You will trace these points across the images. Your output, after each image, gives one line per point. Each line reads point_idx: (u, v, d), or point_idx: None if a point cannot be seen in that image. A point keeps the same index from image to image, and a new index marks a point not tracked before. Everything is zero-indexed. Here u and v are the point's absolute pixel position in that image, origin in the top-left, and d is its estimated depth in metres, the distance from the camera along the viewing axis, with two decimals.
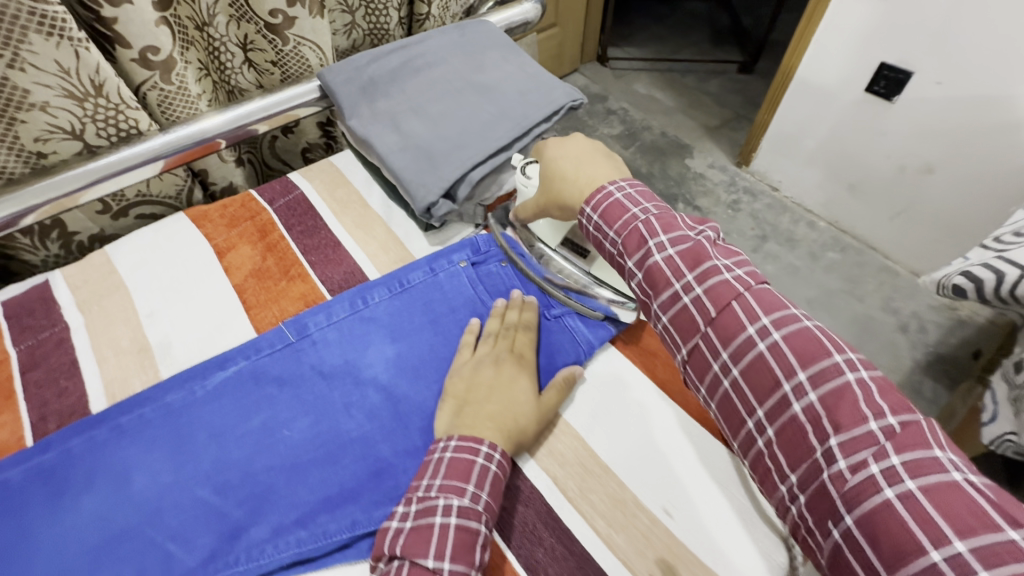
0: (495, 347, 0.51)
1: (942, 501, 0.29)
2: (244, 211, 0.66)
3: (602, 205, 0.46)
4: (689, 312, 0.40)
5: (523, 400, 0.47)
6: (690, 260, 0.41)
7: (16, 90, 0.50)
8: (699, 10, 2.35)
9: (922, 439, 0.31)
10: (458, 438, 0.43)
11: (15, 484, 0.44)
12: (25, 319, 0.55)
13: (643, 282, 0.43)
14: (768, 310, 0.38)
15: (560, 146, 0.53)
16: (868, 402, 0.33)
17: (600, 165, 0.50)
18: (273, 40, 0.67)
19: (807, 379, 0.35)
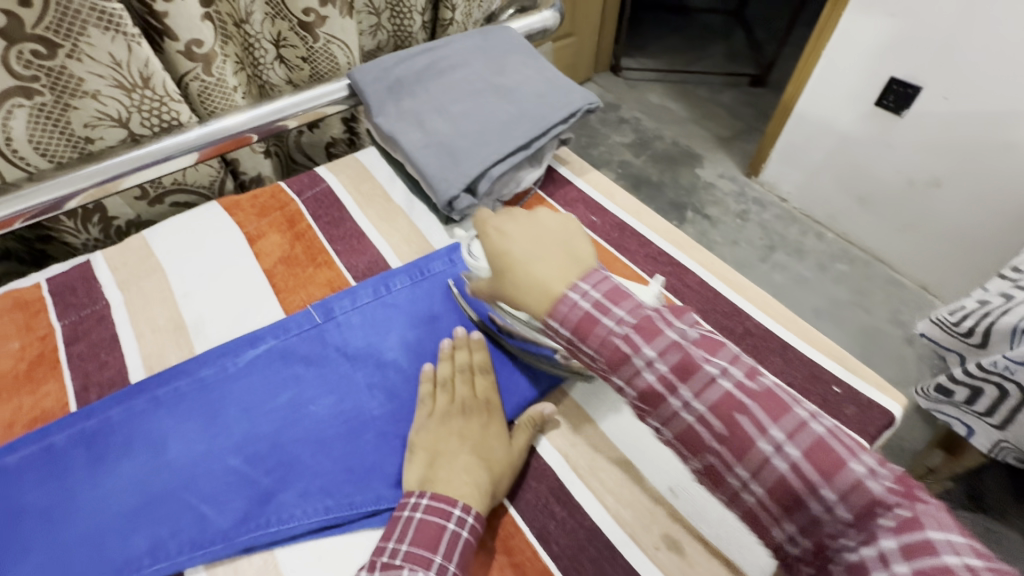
0: (458, 395, 0.49)
1: (921, 559, 0.29)
2: (273, 201, 0.70)
3: (572, 319, 0.39)
4: (653, 386, 0.36)
5: (499, 452, 0.46)
6: (603, 307, 0.39)
7: (72, 79, 0.54)
8: (712, 23, 2.38)
9: (822, 441, 0.32)
10: (430, 496, 0.42)
11: (58, 447, 0.46)
12: (70, 296, 0.58)
13: (568, 336, 0.40)
14: (651, 341, 0.37)
15: (507, 231, 0.46)
16: (761, 426, 0.34)
17: (554, 260, 0.43)
18: (305, 37, 0.70)
19: (689, 394, 0.35)
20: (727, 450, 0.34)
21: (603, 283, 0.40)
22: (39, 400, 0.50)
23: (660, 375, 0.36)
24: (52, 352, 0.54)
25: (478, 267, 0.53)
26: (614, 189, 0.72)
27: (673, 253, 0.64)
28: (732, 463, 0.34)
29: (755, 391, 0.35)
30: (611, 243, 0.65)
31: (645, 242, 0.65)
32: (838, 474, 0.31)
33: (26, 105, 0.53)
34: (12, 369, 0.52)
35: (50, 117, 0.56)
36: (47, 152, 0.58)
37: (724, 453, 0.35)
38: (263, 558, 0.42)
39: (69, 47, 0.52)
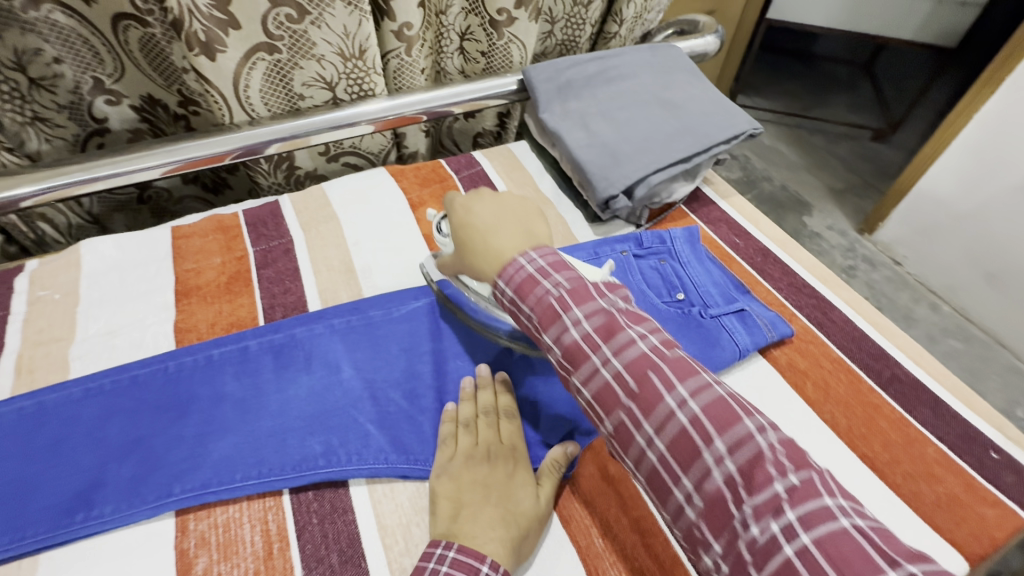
0: (480, 438, 0.47)
1: (837, 555, 0.29)
2: (434, 175, 0.76)
3: (515, 279, 0.43)
4: (609, 388, 0.38)
5: (524, 506, 0.43)
6: (603, 337, 0.39)
7: (308, 42, 0.62)
8: (840, 72, 2.30)
9: (848, 534, 0.29)
10: (457, 548, 0.38)
11: (253, 351, 0.54)
12: (261, 228, 0.67)
13: (563, 358, 0.40)
14: (683, 378, 0.36)
15: (474, 209, 0.50)
16: (779, 469, 0.32)
17: (510, 229, 0.47)
18: (491, 34, 0.76)
19: (725, 449, 0.33)
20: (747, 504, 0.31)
21: (548, 254, 0.44)
22: (235, 309, 0.58)
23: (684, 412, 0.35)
24: (246, 272, 0.62)
25: (442, 243, 0.56)
26: (757, 216, 0.73)
27: (819, 288, 0.64)
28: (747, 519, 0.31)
29: (727, 406, 0.35)
30: (753, 266, 0.66)
31: (789, 271, 0.66)
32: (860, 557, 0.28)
33: (267, 59, 0.62)
34: (214, 280, 0.61)
35: (281, 73, 0.64)
36: (267, 102, 0.67)
37: (664, 480, 0.35)
38: (416, 485, 0.47)
39: (315, 16, 0.60)
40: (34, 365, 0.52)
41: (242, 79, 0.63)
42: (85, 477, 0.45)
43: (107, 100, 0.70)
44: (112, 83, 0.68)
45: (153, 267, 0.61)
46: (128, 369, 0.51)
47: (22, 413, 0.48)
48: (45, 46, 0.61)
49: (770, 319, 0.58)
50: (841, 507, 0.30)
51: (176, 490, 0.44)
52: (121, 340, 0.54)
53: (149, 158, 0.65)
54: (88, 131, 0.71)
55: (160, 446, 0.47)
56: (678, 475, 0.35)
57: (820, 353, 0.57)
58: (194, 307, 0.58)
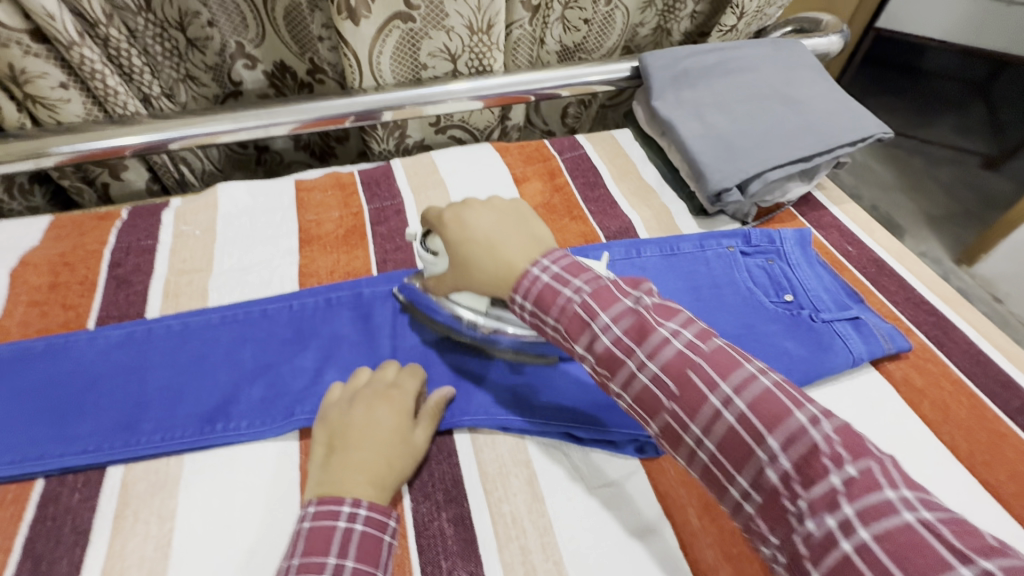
0: (369, 381, 0.48)
1: (900, 551, 0.27)
2: (538, 154, 0.77)
3: (557, 313, 0.40)
4: (614, 360, 0.37)
5: (396, 437, 0.44)
6: (625, 346, 0.37)
7: (442, 13, 0.65)
8: (949, 90, 2.12)
9: (885, 503, 0.28)
10: (317, 502, 0.38)
11: (367, 298, 0.57)
12: (376, 189, 0.70)
13: (532, 309, 0.41)
14: (646, 346, 0.36)
15: (468, 219, 0.46)
16: (811, 473, 0.30)
17: (518, 237, 0.44)
18: (598, 0, 0.77)
19: (705, 424, 0.34)
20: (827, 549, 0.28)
21: (562, 258, 0.42)
22: (351, 260, 0.62)
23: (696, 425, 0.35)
24: (362, 228, 0.66)
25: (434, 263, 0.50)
26: (872, 226, 0.70)
27: (939, 305, 0.61)
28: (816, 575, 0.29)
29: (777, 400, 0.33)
30: (867, 276, 0.63)
31: (905, 284, 0.63)
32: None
33: (402, 27, 0.65)
34: (334, 232, 0.65)
35: (411, 41, 0.67)
36: (393, 69, 0.70)
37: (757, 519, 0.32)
38: (516, 442, 0.48)
39: None
40: (179, 290, 0.58)
41: (377, 46, 0.66)
42: (222, 393, 0.49)
43: (245, 65, 0.75)
44: (251, 48, 0.73)
45: (279, 214, 0.66)
46: (258, 303, 0.56)
47: (168, 331, 0.53)
48: (203, 9, 0.66)
49: (887, 330, 0.55)
50: (904, 511, 0.28)
51: (297, 411, 0.48)
52: (252, 277, 0.59)
53: (283, 114, 0.69)
54: (226, 92, 0.77)
55: (286, 375, 0.51)
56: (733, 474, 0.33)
57: (940, 373, 0.54)
58: (316, 255, 0.62)
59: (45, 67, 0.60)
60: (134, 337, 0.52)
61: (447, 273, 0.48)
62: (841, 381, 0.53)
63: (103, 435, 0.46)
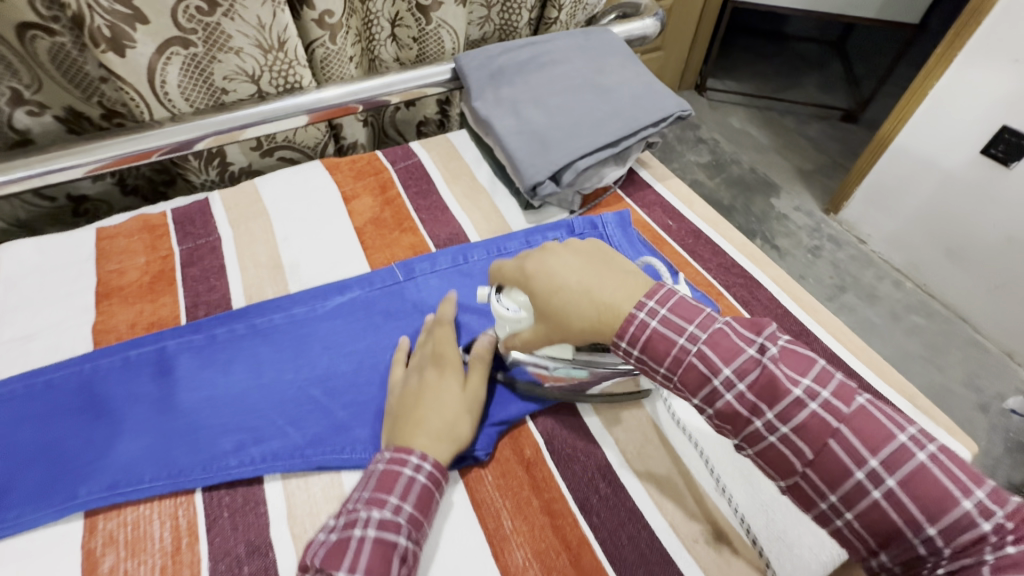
0: (419, 359, 0.51)
1: (917, 488, 0.33)
2: (370, 167, 0.75)
3: (638, 338, 0.40)
4: (668, 349, 0.40)
5: (450, 394, 0.47)
6: (676, 327, 0.40)
7: (223, 35, 0.61)
8: (810, 53, 2.28)
9: (922, 470, 0.34)
10: (392, 449, 0.42)
11: (171, 351, 0.54)
12: (188, 227, 0.66)
13: (640, 355, 0.41)
14: (729, 360, 0.39)
15: (554, 267, 0.44)
16: (856, 456, 0.35)
17: (614, 276, 0.43)
18: (419, 19, 0.74)
19: (775, 416, 0.37)
20: (857, 499, 0.35)
21: (658, 291, 0.42)
22: (157, 309, 0.58)
23: (740, 396, 0.38)
24: (171, 271, 0.61)
25: (517, 318, 0.47)
26: (692, 198, 0.73)
27: (748, 267, 0.64)
28: (835, 504, 0.36)
29: (875, 420, 0.35)
30: (685, 248, 0.66)
31: (720, 252, 0.66)
32: (944, 512, 0.32)
33: (182, 53, 0.60)
34: (137, 281, 0.60)
35: (199, 67, 0.63)
36: (186, 97, 0.65)
37: (809, 494, 0.37)
38: (331, 478, 0.48)
39: (226, 8, 0.58)
40: None
41: (158, 74, 0.61)
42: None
43: (27, 111, 0.66)
44: (31, 94, 0.65)
45: (75, 269, 0.60)
46: (42, 373, 0.51)
47: None
48: None
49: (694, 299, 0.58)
50: (916, 450, 0.34)
51: (82, 492, 0.44)
52: (37, 345, 0.54)
53: (69, 156, 0.62)
54: (11, 143, 0.68)
55: (73, 449, 0.47)
56: (804, 455, 0.37)
57: None
58: (116, 308, 0.57)
59: None
60: None
61: (541, 329, 0.45)
62: None
63: None
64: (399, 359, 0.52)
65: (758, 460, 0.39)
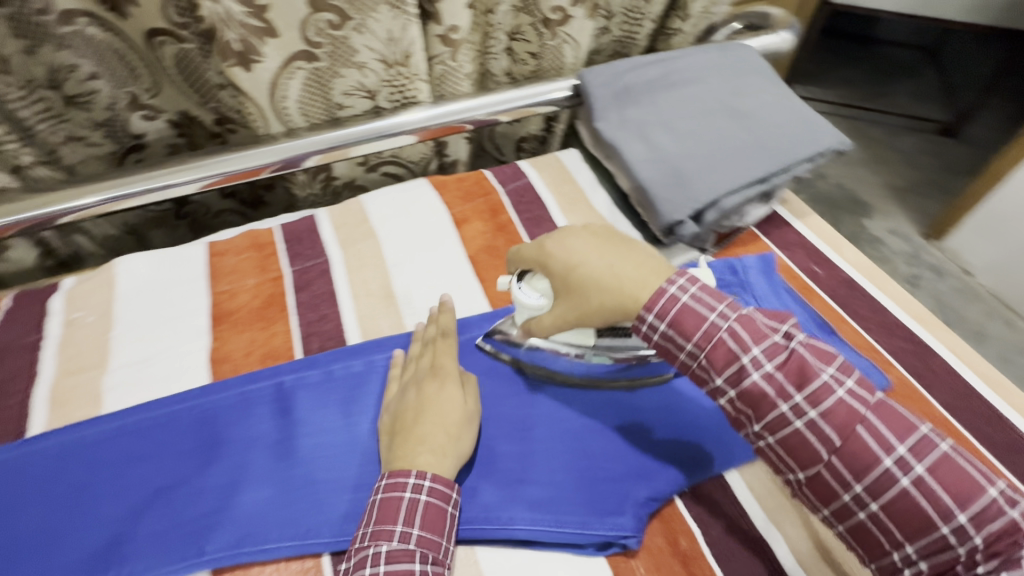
0: (413, 370, 0.50)
1: (948, 479, 0.32)
2: (478, 187, 0.70)
3: (669, 311, 0.38)
4: (700, 323, 0.37)
5: (452, 406, 0.45)
6: (707, 304, 0.38)
7: (349, 49, 0.57)
8: (906, 56, 2.05)
9: (948, 460, 0.33)
10: (386, 476, 0.41)
11: (287, 388, 0.51)
12: (297, 246, 0.63)
13: (665, 329, 0.38)
14: (757, 340, 0.36)
15: (573, 247, 0.43)
16: (884, 442, 0.33)
17: (627, 260, 0.41)
18: (543, 33, 0.69)
19: (803, 400, 0.35)
20: (938, 495, 0.32)
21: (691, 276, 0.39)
22: (269, 338, 0.55)
23: (813, 421, 0.35)
24: (282, 295, 0.59)
25: (540, 305, 0.45)
26: (839, 241, 0.65)
27: (914, 328, 0.57)
28: (951, 515, 0.32)
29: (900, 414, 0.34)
30: (836, 301, 0.59)
31: (877, 307, 0.58)
32: (975, 500, 0.31)
33: (306, 68, 0.57)
34: (249, 304, 0.58)
35: (320, 82, 0.59)
36: (304, 113, 0.62)
37: (830, 485, 0.35)
38: (462, 551, 0.43)
39: (358, 21, 0.55)
40: (67, 397, 0.50)
41: (280, 90, 0.58)
42: (117, 527, 0.43)
43: (143, 116, 0.64)
44: (148, 98, 0.63)
45: (186, 288, 0.58)
46: (161, 405, 0.49)
47: (55, 452, 0.46)
48: (80, 61, 0.56)
49: (862, 368, 0.51)
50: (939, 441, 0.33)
51: (208, 548, 0.42)
52: (154, 371, 0.52)
53: (186, 172, 0.60)
54: (125, 148, 0.66)
55: (192, 497, 0.44)
56: (831, 443, 0.34)
57: (920, 412, 0.50)
58: (228, 335, 0.55)
59: None
60: (12, 463, 0.45)
61: (560, 310, 0.44)
62: None
63: None
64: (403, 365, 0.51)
65: (779, 450, 0.36)
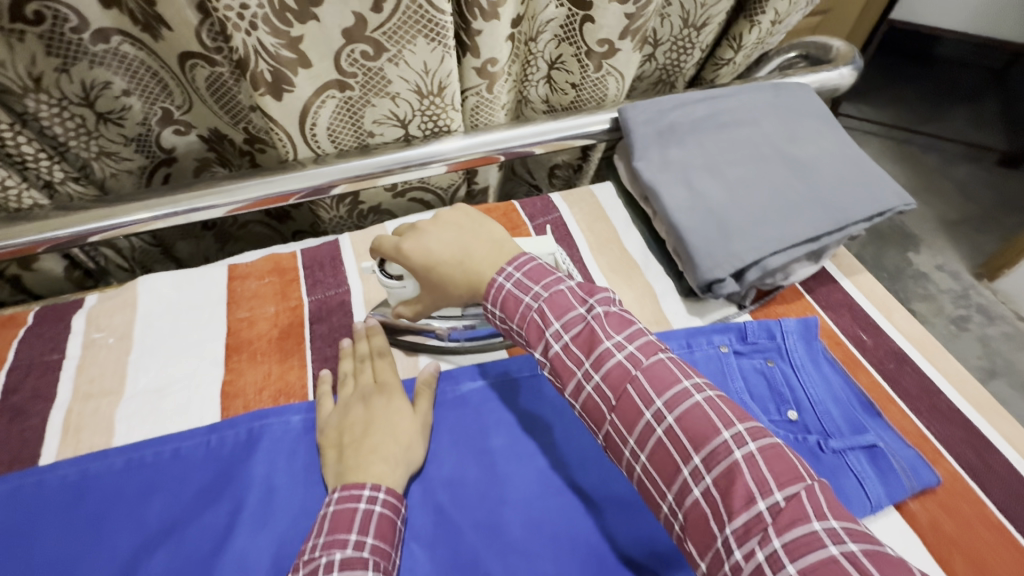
0: (353, 391, 0.50)
1: (811, 568, 0.31)
2: (506, 221, 0.68)
3: (498, 298, 0.45)
4: (585, 338, 0.41)
5: (395, 423, 0.47)
6: (599, 324, 0.42)
7: (382, 79, 0.55)
8: (966, 76, 1.90)
9: (804, 523, 0.32)
10: (339, 489, 0.42)
11: (297, 430, 0.49)
12: (318, 273, 0.62)
13: (500, 315, 0.46)
14: (656, 373, 0.39)
15: (430, 246, 0.48)
16: (752, 491, 0.34)
17: (482, 255, 0.48)
18: (585, 64, 0.65)
19: (663, 410, 0.38)
20: (722, 506, 0.34)
21: (525, 265, 0.46)
22: (284, 373, 0.54)
23: (599, 388, 0.41)
24: (299, 326, 0.57)
25: (408, 287, 0.50)
26: (890, 304, 0.61)
27: (970, 414, 0.52)
28: (727, 532, 0.34)
29: (777, 463, 0.35)
30: (884, 376, 0.54)
31: (929, 385, 0.54)
32: None
33: (338, 96, 0.55)
34: (267, 334, 0.56)
35: (352, 110, 0.58)
36: (334, 140, 0.61)
37: (697, 525, 0.35)
38: None
39: (393, 53, 0.52)
40: (81, 423, 0.50)
41: (310, 117, 0.56)
42: (121, 570, 0.42)
43: (175, 131, 0.64)
44: (180, 114, 0.63)
45: (206, 313, 0.58)
46: (169, 442, 0.48)
47: (65, 484, 0.46)
48: (114, 78, 0.56)
49: (909, 463, 0.47)
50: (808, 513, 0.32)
51: None
52: (169, 402, 0.51)
53: (211, 197, 0.59)
54: (155, 162, 0.66)
55: (195, 544, 0.44)
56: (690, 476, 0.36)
57: (974, 514, 0.46)
58: (244, 366, 0.54)
59: None
60: (23, 493, 0.45)
61: (424, 294, 0.51)
62: None
63: None
64: (345, 384, 0.51)
65: (647, 469, 0.38)
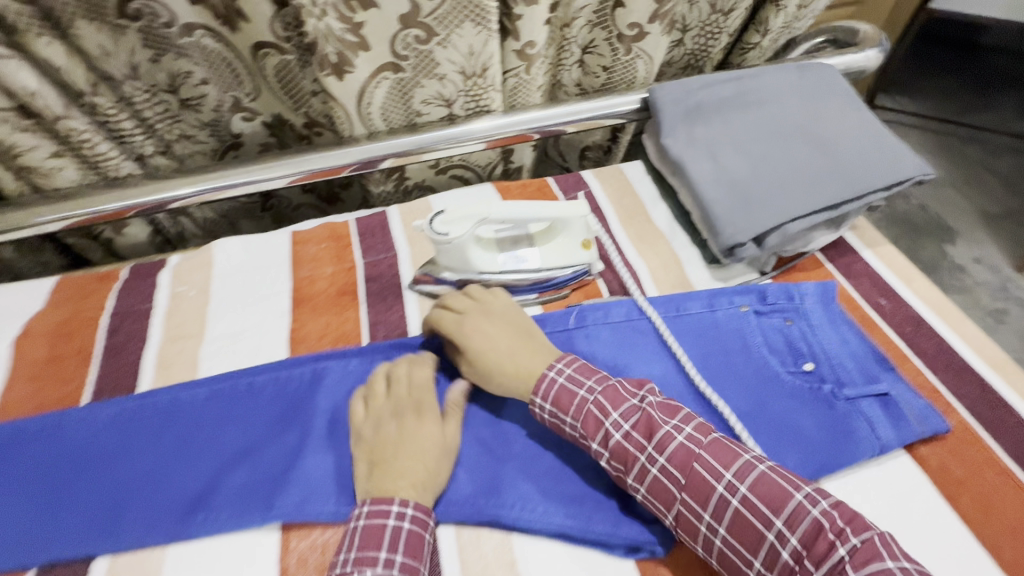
0: (387, 398, 0.50)
1: None
2: (540, 195, 0.73)
3: (550, 393, 0.48)
4: (647, 419, 0.45)
5: (431, 440, 0.47)
6: (662, 413, 0.45)
7: (431, 61, 0.61)
8: (1011, 66, 1.85)
9: (886, 558, 0.35)
10: (370, 502, 0.43)
11: (354, 371, 0.55)
12: (370, 239, 0.68)
13: (551, 409, 0.48)
14: (715, 453, 0.43)
15: (470, 333, 0.52)
16: (835, 537, 0.37)
17: (529, 352, 0.50)
18: (617, 49, 0.70)
19: (731, 480, 0.41)
20: (809, 558, 0.37)
21: (572, 362, 0.50)
22: (341, 323, 0.61)
23: (665, 470, 0.43)
24: (354, 284, 0.64)
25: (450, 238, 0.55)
26: (910, 273, 0.63)
27: (985, 372, 0.55)
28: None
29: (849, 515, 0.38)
30: (900, 336, 0.57)
31: (944, 345, 0.57)
32: None
33: (392, 78, 0.62)
34: (326, 291, 0.63)
35: (404, 90, 0.64)
36: (385, 119, 0.67)
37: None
38: (502, 537, 0.46)
39: (442, 37, 0.58)
40: (170, 360, 0.57)
41: (366, 97, 0.63)
42: (208, 479, 0.49)
43: (243, 118, 0.71)
44: (248, 101, 0.69)
45: (273, 272, 0.65)
46: (245, 376, 0.55)
47: (158, 408, 0.53)
48: (195, 69, 0.63)
49: (920, 410, 0.50)
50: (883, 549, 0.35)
51: (279, 505, 0.47)
52: (242, 345, 0.58)
53: (275, 169, 0.67)
54: (225, 146, 0.74)
55: (270, 459, 0.50)
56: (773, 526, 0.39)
57: (982, 459, 0.48)
58: (307, 317, 0.61)
59: (36, 140, 0.59)
60: (125, 414, 0.52)
61: (474, 338, 0.51)
62: (865, 468, 0.48)
63: (91, 531, 0.46)
64: (375, 394, 0.50)
65: (724, 537, 0.40)
